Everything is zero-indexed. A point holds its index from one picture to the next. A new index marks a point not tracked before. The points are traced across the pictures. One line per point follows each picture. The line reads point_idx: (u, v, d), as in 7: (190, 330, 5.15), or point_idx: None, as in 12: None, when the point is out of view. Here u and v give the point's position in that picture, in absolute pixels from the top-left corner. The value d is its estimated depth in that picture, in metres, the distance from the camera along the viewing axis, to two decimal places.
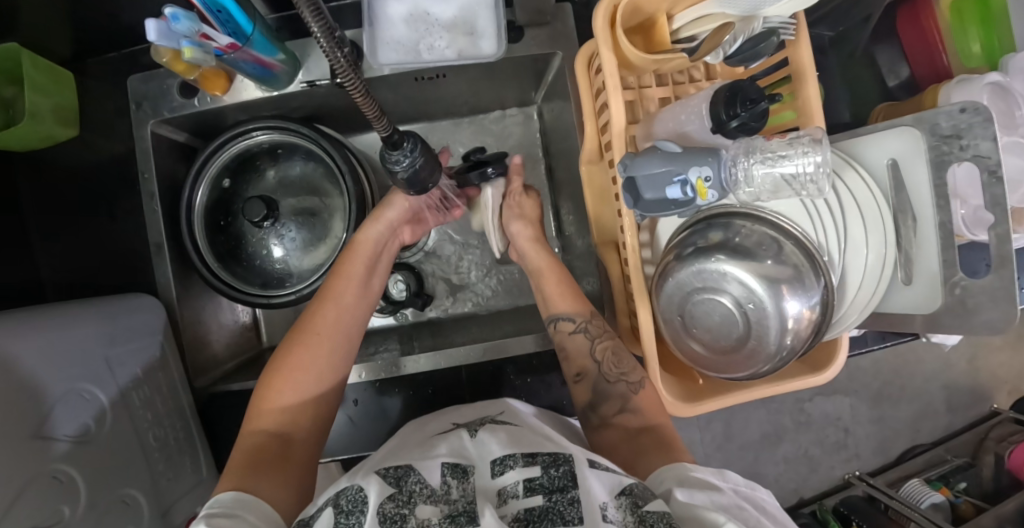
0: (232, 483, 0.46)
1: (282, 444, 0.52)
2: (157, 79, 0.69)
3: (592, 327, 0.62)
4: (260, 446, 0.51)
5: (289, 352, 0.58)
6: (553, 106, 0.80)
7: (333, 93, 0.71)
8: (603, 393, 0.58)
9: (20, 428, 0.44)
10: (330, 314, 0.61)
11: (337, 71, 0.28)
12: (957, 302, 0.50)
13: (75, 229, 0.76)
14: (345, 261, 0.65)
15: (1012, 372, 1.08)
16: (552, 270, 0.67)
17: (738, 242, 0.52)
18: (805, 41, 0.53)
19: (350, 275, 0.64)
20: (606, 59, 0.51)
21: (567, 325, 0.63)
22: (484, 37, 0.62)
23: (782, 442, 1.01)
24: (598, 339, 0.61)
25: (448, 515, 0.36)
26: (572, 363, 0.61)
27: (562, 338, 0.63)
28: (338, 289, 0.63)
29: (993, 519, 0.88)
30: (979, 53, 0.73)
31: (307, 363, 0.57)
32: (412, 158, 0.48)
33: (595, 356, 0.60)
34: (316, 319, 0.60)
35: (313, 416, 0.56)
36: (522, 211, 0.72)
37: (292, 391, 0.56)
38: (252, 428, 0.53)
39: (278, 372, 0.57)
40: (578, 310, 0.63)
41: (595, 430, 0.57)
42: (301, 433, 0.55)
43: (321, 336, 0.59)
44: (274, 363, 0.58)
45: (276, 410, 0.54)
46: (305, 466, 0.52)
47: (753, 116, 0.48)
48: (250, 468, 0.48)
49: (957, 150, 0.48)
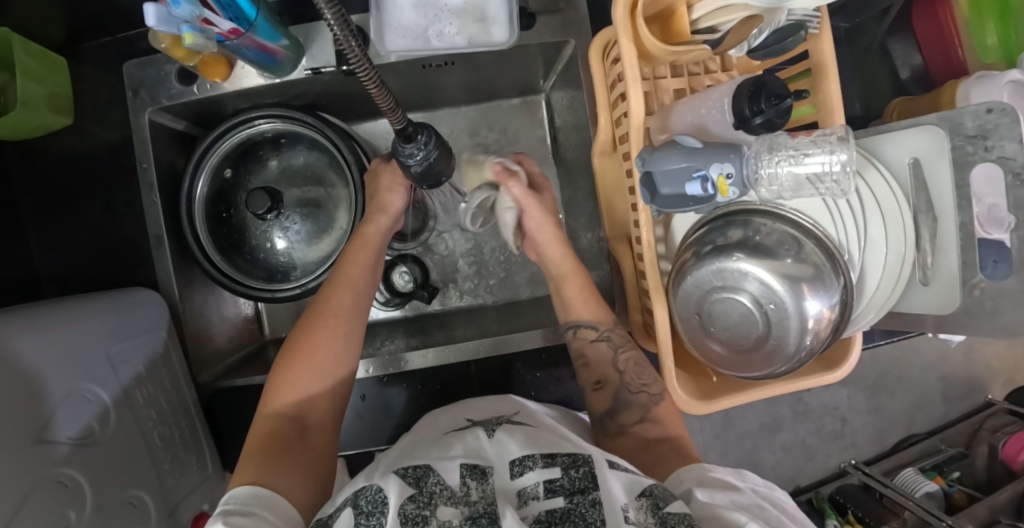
0: (246, 479, 0.45)
1: (297, 434, 0.51)
2: (155, 65, 0.66)
3: (615, 337, 0.61)
4: (273, 436, 0.50)
5: (304, 336, 0.56)
6: (564, 95, 0.77)
7: (337, 80, 0.68)
8: (618, 401, 0.57)
9: (22, 432, 0.43)
10: (340, 300, 0.58)
11: (347, 54, 0.28)
12: (975, 304, 0.51)
13: (71, 220, 0.73)
14: (351, 249, 0.62)
15: (1006, 363, 1.09)
16: (576, 275, 0.64)
17: (758, 240, 0.51)
18: (827, 35, 0.52)
19: (358, 262, 0.61)
20: (625, 48, 0.49)
21: (588, 333, 0.62)
22: (496, 24, 0.59)
23: (780, 430, 1.01)
24: (621, 350, 0.60)
25: (470, 516, 0.34)
26: (593, 371, 0.60)
27: (582, 345, 0.62)
28: (347, 272, 0.60)
29: (987, 509, 0.90)
30: (995, 46, 0.71)
31: (320, 350, 0.56)
32: (426, 150, 0.47)
33: (618, 366, 0.59)
34: (327, 301, 0.58)
35: (330, 400, 0.55)
36: (546, 212, 0.64)
37: (306, 380, 0.54)
38: (267, 412, 0.53)
39: (291, 361, 0.55)
40: (601, 318, 0.62)
41: (612, 439, 0.56)
42: (317, 416, 0.54)
43: (332, 324, 0.57)
44: (290, 343, 0.57)
45: (289, 398, 0.53)
46: (324, 451, 0.52)
47: (778, 113, 0.45)
48: (263, 460, 0.47)
49: (981, 151, 0.48)
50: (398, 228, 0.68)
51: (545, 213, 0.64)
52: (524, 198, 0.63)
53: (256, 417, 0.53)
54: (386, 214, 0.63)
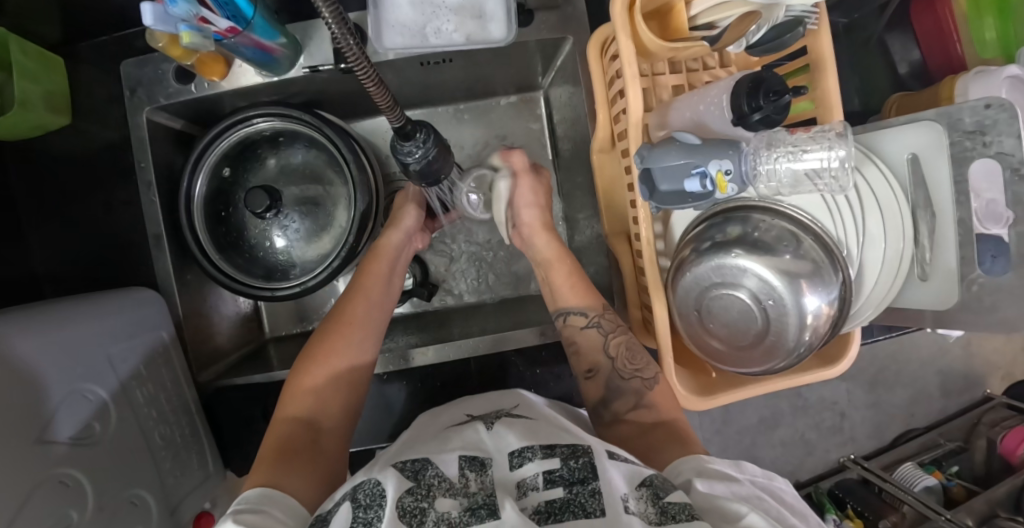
0: (259, 480, 0.45)
1: (308, 437, 0.51)
2: (151, 64, 0.66)
3: (605, 322, 0.61)
4: (286, 438, 0.50)
5: (320, 346, 0.58)
6: (563, 92, 0.77)
7: (335, 78, 0.68)
8: (616, 388, 0.56)
9: (23, 432, 0.43)
10: (356, 312, 0.61)
11: (346, 54, 0.29)
12: (973, 300, 0.52)
13: (70, 220, 0.73)
14: (370, 260, 0.66)
15: (1005, 356, 1.09)
16: (562, 261, 0.65)
17: (756, 237, 0.51)
18: (826, 31, 0.52)
19: (375, 273, 0.65)
20: (624, 45, 0.49)
21: (578, 319, 0.61)
22: (494, 20, 0.59)
23: (779, 426, 1.02)
24: (612, 334, 0.60)
25: (469, 508, 0.35)
26: (583, 359, 0.60)
27: (572, 332, 0.62)
28: (366, 283, 0.64)
29: (985, 503, 0.90)
30: (994, 40, 0.72)
31: (333, 358, 0.57)
32: (425, 149, 0.47)
33: (609, 352, 0.59)
34: (345, 312, 0.61)
35: (339, 404, 0.56)
36: (535, 189, 0.68)
37: (322, 385, 0.55)
38: (279, 417, 0.53)
39: (306, 368, 0.56)
40: (590, 304, 0.62)
41: (606, 431, 0.56)
42: (327, 418, 0.54)
43: (346, 332, 0.59)
44: (307, 353, 0.58)
45: (303, 403, 0.54)
46: (334, 452, 0.52)
47: (777, 109, 0.46)
48: (276, 461, 0.47)
49: (980, 146, 0.48)
50: (416, 247, 0.71)
51: (538, 193, 0.68)
52: (521, 169, 0.68)
53: (270, 424, 0.54)
54: (398, 230, 0.67)
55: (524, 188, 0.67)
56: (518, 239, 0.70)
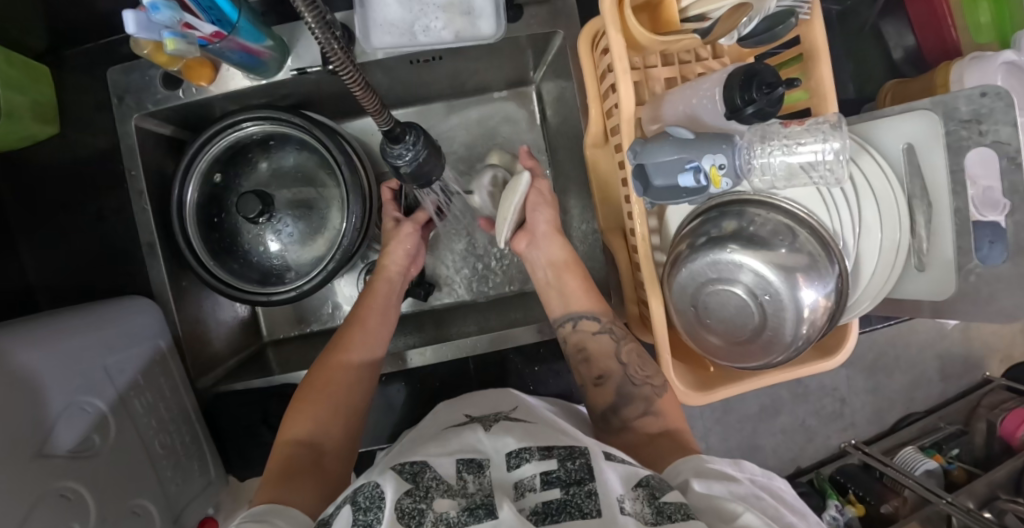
0: (264, 498, 0.46)
1: (310, 459, 0.52)
2: (138, 70, 0.65)
3: (617, 328, 0.61)
4: (287, 461, 0.51)
5: (317, 375, 0.59)
6: (554, 86, 0.77)
7: (324, 79, 0.67)
8: (627, 395, 0.57)
9: (22, 447, 0.43)
10: (354, 340, 0.62)
11: (330, 58, 0.28)
12: (969, 289, 0.51)
13: (63, 229, 0.73)
14: (365, 294, 0.66)
15: (1003, 339, 1.09)
16: (573, 269, 0.65)
17: (753, 231, 0.50)
18: (819, 21, 0.51)
19: (374, 306, 0.65)
20: (613, 39, 0.48)
21: (590, 324, 0.62)
22: (481, 16, 0.58)
23: (780, 413, 1.02)
24: (623, 341, 0.60)
25: (467, 508, 0.35)
26: (593, 367, 0.60)
27: (583, 338, 0.62)
28: (364, 315, 0.64)
29: (986, 485, 0.90)
30: (989, 25, 0.71)
31: (333, 384, 0.58)
32: (414, 151, 0.47)
33: (620, 358, 0.59)
34: (342, 340, 0.62)
35: (338, 423, 0.56)
36: (547, 195, 0.65)
37: (319, 407, 0.56)
38: (283, 439, 0.54)
39: (305, 392, 0.57)
40: (602, 310, 0.62)
41: (614, 432, 0.56)
42: (328, 436, 0.55)
43: (342, 359, 0.60)
44: (307, 379, 0.59)
45: (305, 427, 0.54)
46: (336, 469, 0.53)
47: (771, 102, 0.45)
48: (280, 480, 0.48)
49: (976, 135, 0.48)
50: (414, 272, 0.71)
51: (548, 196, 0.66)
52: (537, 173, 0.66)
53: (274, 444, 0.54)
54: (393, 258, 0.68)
55: (537, 191, 0.65)
56: (524, 240, 0.65)
